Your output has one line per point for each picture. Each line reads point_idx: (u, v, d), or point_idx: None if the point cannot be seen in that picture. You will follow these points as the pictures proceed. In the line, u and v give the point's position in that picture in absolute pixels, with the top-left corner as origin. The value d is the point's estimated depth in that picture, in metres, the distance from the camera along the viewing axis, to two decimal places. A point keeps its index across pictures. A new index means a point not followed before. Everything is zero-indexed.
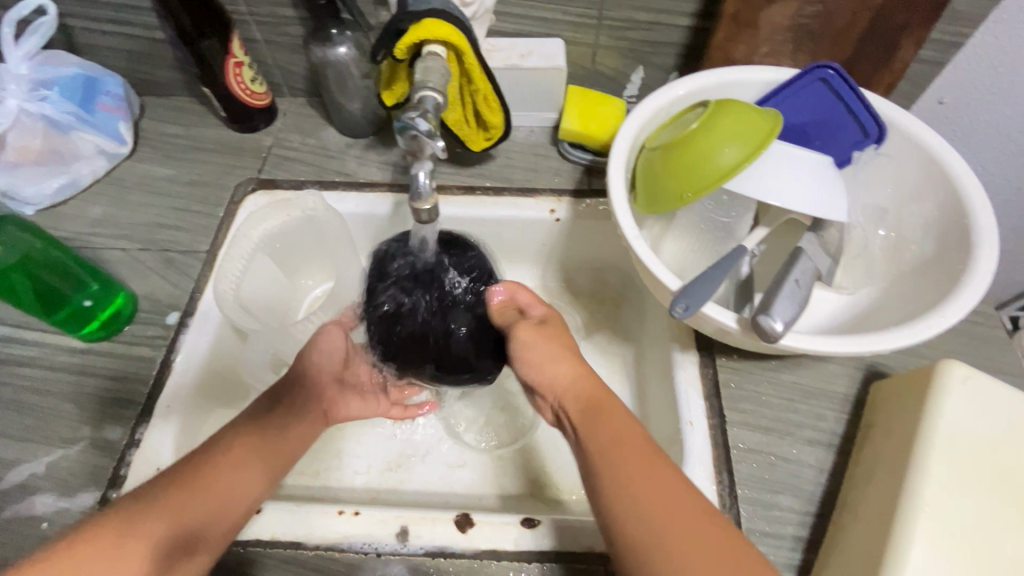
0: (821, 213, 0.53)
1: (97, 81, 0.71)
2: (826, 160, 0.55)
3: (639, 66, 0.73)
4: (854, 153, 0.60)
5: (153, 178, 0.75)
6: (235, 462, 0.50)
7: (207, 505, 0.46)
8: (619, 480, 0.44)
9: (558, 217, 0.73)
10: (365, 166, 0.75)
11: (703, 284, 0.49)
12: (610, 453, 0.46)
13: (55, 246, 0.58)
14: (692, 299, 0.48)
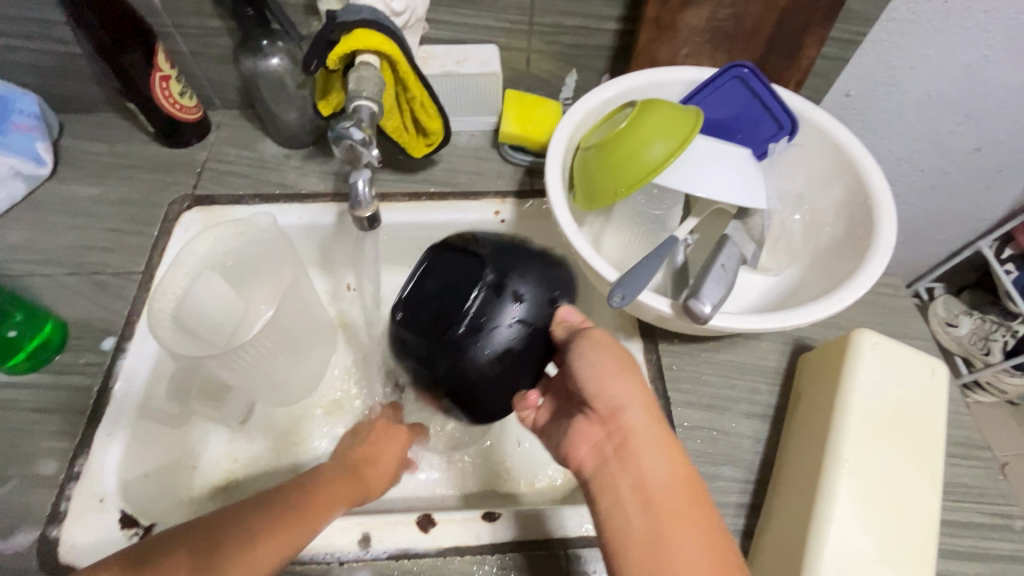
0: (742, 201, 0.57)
1: (9, 100, 0.67)
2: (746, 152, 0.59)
3: (571, 69, 0.76)
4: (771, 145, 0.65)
5: (78, 199, 0.71)
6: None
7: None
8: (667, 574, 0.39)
9: (502, 219, 0.74)
10: (307, 176, 0.75)
11: (638, 274, 0.52)
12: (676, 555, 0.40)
13: None
14: (628, 289, 0.51)
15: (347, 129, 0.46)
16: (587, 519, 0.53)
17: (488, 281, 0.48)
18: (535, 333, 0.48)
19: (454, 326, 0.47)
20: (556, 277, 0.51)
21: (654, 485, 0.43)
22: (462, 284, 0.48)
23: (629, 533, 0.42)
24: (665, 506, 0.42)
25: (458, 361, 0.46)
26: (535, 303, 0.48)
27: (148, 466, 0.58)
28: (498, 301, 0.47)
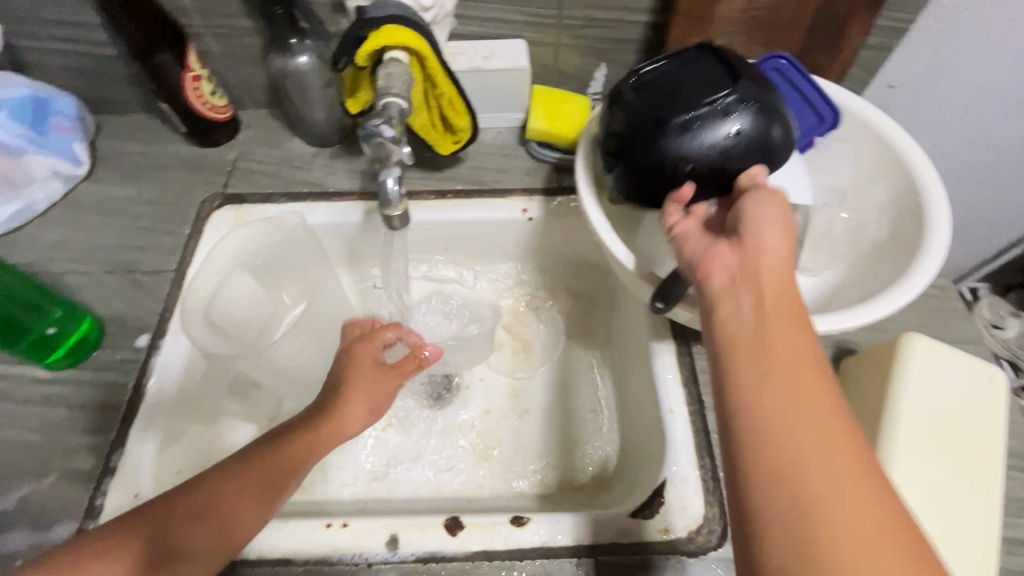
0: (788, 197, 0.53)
1: (48, 101, 0.69)
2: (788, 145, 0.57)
3: (600, 64, 0.75)
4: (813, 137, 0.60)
5: (113, 198, 0.73)
6: (229, 520, 0.44)
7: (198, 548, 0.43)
8: (790, 467, 0.34)
9: (530, 217, 0.73)
10: (334, 175, 0.75)
11: None
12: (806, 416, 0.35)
13: (12, 274, 0.56)
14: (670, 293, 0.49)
15: (377, 126, 0.45)
16: (619, 527, 0.52)
17: (728, 99, 0.47)
18: (722, 169, 0.47)
19: (674, 118, 0.47)
20: (781, 111, 0.49)
21: (787, 362, 0.37)
22: (705, 94, 0.48)
23: (755, 418, 0.36)
24: (793, 388, 0.36)
25: (649, 146, 0.48)
26: (751, 117, 0.47)
27: (181, 461, 0.59)
28: (716, 115, 0.47)
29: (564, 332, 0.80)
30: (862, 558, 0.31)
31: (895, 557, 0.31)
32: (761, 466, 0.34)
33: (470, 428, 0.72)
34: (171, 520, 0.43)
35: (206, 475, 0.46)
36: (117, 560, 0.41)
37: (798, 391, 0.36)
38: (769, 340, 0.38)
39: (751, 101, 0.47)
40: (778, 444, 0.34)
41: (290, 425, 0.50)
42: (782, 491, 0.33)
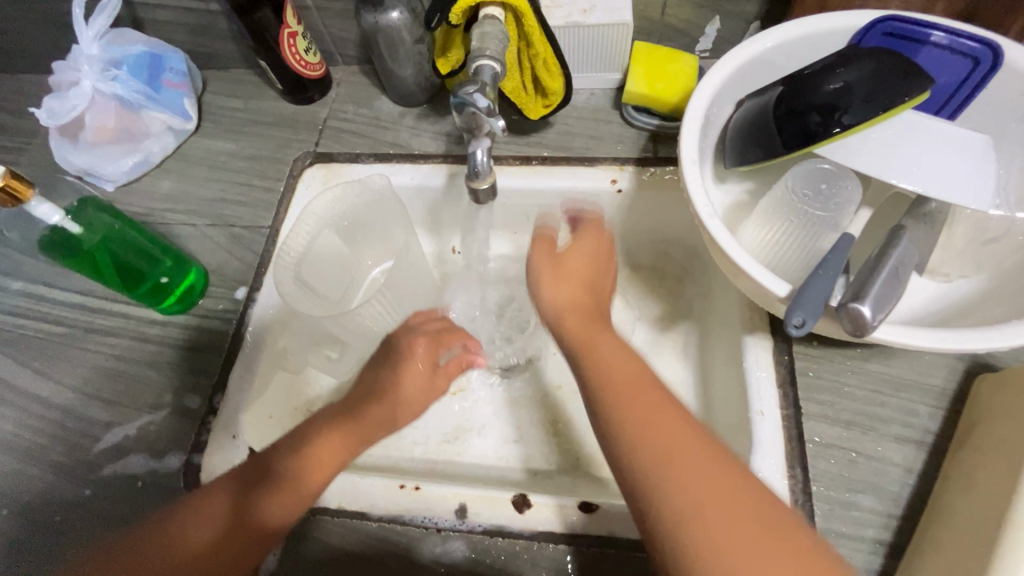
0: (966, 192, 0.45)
1: (161, 58, 0.73)
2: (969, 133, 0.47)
3: (714, 17, 0.66)
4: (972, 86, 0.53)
5: (217, 153, 0.76)
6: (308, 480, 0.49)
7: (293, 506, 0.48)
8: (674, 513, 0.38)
9: (619, 188, 0.68)
10: (419, 136, 0.74)
11: (813, 288, 0.42)
12: (654, 435, 0.41)
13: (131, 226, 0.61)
14: (809, 311, 0.41)
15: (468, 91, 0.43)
16: None
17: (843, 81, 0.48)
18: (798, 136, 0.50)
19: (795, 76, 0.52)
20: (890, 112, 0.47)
21: (638, 386, 0.44)
22: (834, 64, 0.49)
23: (639, 461, 0.40)
24: (648, 405, 0.43)
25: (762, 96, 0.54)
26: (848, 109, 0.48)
27: (273, 407, 0.63)
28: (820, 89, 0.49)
29: (644, 312, 0.76)
30: (727, 522, 0.37)
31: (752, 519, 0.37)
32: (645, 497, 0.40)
33: (540, 402, 0.72)
34: (254, 484, 0.48)
35: (278, 443, 0.51)
36: (214, 512, 0.47)
37: (671, 425, 0.41)
38: (610, 343, 0.47)
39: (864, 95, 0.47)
40: (662, 488, 0.39)
41: (340, 406, 0.53)
42: (668, 519, 0.38)
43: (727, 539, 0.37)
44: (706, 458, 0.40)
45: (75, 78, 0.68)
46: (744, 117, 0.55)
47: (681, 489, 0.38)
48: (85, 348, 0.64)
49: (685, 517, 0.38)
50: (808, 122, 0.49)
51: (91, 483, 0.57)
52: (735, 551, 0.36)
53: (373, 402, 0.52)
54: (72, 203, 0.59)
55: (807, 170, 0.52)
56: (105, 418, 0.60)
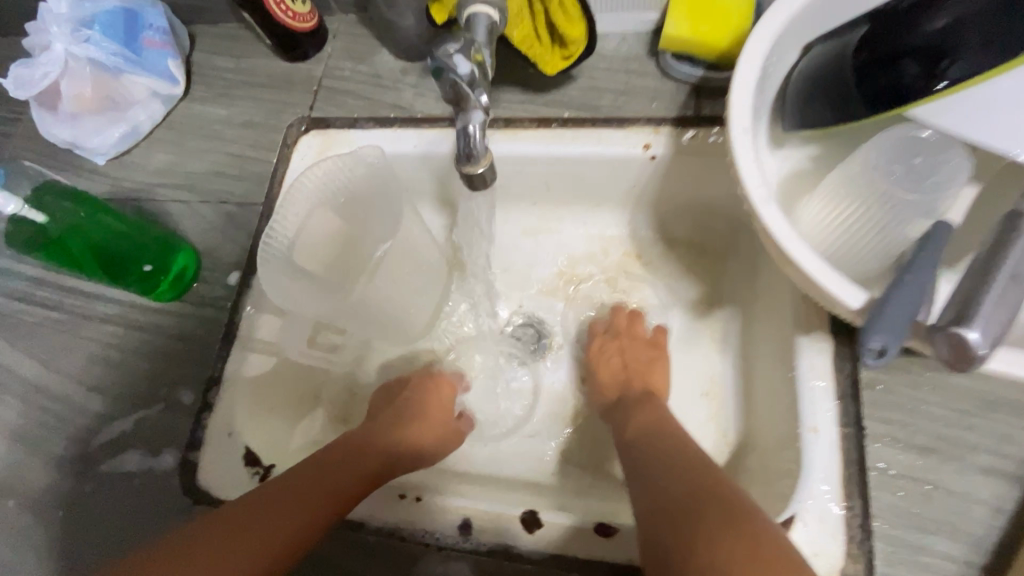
0: None
1: (139, 14, 0.65)
2: None
3: None
4: None
5: (207, 120, 0.70)
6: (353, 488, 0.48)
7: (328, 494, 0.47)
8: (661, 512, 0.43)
9: (653, 155, 0.58)
10: (423, 97, 0.65)
11: (902, 304, 0.32)
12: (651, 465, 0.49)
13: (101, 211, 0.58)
14: (892, 336, 0.32)
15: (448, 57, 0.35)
16: None
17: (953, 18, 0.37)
18: (887, 95, 0.40)
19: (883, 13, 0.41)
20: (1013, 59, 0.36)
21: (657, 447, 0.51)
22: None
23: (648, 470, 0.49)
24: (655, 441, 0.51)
25: (837, 42, 0.43)
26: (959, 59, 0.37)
27: (272, 401, 0.60)
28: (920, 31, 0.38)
29: (679, 296, 0.67)
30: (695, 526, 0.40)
31: (725, 521, 0.39)
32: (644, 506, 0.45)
33: (559, 396, 0.66)
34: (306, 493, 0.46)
35: (327, 453, 0.51)
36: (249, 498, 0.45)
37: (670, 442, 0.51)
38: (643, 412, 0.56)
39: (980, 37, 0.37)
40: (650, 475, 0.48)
41: (376, 429, 0.56)
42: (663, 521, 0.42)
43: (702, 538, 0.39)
44: (677, 478, 0.46)
45: (47, 41, 0.62)
46: (813, 70, 0.44)
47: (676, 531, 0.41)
48: (80, 336, 0.61)
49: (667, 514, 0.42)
50: (901, 76, 0.39)
51: (90, 479, 0.55)
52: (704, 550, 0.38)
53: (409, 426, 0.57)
54: (28, 195, 0.56)
55: (894, 137, 0.41)
56: (102, 411, 0.58)
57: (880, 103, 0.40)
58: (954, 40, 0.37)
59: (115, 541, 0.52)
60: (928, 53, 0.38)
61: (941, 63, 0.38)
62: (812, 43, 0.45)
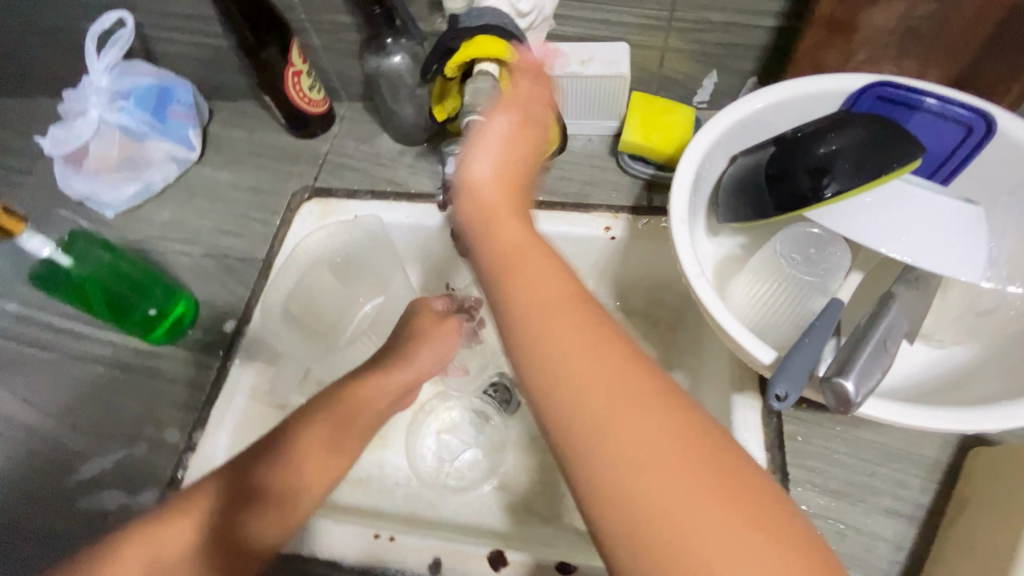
0: (943, 270, 0.46)
1: (170, 90, 0.74)
2: (964, 210, 0.47)
3: (712, 70, 0.68)
4: (958, 152, 0.53)
5: (217, 183, 0.77)
6: (294, 483, 0.44)
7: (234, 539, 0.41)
8: (597, 468, 0.30)
9: (612, 236, 0.69)
10: (417, 175, 0.75)
11: (798, 361, 0.41)
12: (548, 336, 0.34)
13: (121, 258, 0.60)
14: (793, 385, 0.40)
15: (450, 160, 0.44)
16: None
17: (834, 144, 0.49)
18: (790, 198, 0.50)
19: (785, 136, 0.53)
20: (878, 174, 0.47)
21: (550, 298, 0.36)
22: (825, 129, 0.50)
23: (541, 355, 0.34)
24: (558, 312, 0.35)
25: (754, 157, 0.54)
26: (842, 172, 0.48)
27: None
28: (811, 150, 0.50)
29: None
30: (642, 470, 0.29)
31: (665, 471, 0.29)
32: (568, 417, 0.32)
33: (525, 447, 0.71)
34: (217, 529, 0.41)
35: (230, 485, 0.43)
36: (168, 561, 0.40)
37: (571, 335, 0.34)
38: (548, 283, 0.37)
39: (854, 158, 0.48)
40: (560, 372, 0.33)
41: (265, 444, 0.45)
42: (602, 460, 0.30)
43: (650, 483, 0.29)
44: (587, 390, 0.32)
45: (83, 108, 0.70)
46: (739, 177, 0.55)
47: (648, 479, 0.29)
48: (71, 375, 0.64)
49: (600, 432, 0.31)
50: (802, 184, 0.49)
51: (61, 517, 0.56)
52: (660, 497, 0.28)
53: (342, 410, 0.48)
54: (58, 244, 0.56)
55: (795, 231, 0.52)
56: (83, 449, 0.59)
57: (785, 204, 0.51)
58: (835, 159, 0.48)
59: None
60: (819, 166, 0.49)
61: (827, 175, 0.48)
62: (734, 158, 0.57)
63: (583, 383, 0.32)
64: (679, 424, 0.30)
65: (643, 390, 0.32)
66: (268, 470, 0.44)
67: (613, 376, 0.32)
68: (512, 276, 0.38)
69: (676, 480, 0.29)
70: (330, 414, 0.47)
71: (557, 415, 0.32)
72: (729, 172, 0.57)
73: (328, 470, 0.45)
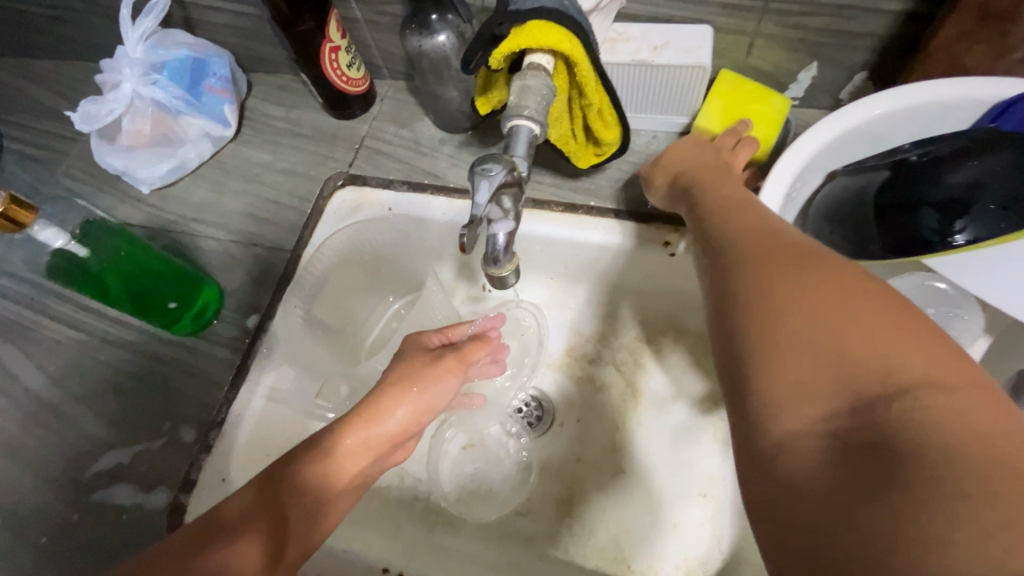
0: None
1: (206, 63, 0.70)
2: None
3: (813, 62, 0.57)
4: None
5: (251, 163, 0.74)
6: (309, 511, 0.41)
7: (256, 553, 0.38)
8: (774, 351, 0.31)
9: (672, 252, 0.61)
10: (458, 167, 0.68)
11: None
12: (748, 267, 0.35)
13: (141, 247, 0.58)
14: None
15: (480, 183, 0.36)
16: None
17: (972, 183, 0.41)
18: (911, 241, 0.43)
19: (909, 154, 0.43)
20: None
21: (743, 231, 0.39)
22: (965, 154, 0.41)
23: (729, 278, 0.35)
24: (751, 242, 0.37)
25: (866, 177, 0.44)
26: (979, 219, 0.41)
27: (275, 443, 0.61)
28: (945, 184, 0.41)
29: (686, 390, 0.67)
30: (826, 346, 0.30)
31: (847, 349, 0.29)
32: (740, 315, 0.33)
33: (556, 470, 0.66)
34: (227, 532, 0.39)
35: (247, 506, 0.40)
36: None
37: (761, 251, 0.36)
38: (744, 220, 0.40)
39: (996, 200, 0.41)
40: (743, 289, 0.34)
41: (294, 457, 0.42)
42: (768, 348, 0.31)
43: (835, 350, 0.30)
44: (774, 287, 0.33)
45: (116, 80, 0.66)
46: (841, 203, 0.46)
47: (786, 340, 0.31)
48: (97, 359, 0.63)
49: (772, 321, 0.32)
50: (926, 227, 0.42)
51: (79, 507, 0.55)
52: (843, 371, 0.29)
53: (364, 427, 0.44)
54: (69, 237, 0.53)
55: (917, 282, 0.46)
56: (104, 438, 0.58)
57: (900, 245, 0.44)
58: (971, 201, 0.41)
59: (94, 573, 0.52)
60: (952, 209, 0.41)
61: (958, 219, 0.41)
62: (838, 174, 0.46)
63: (767, 289, 0.33)
64: (857, 301, 0.31)
65: (825, 285, 0.32)
66: (302, 469, 0.42)
67: (790, 268, 0.33)
68: (719, 220, 0.42)
69: (858, 340, 0.29)
70: (356, 432, 0.44)
71: (734, 320, 0.34)
72: (830, 191, 0.46)
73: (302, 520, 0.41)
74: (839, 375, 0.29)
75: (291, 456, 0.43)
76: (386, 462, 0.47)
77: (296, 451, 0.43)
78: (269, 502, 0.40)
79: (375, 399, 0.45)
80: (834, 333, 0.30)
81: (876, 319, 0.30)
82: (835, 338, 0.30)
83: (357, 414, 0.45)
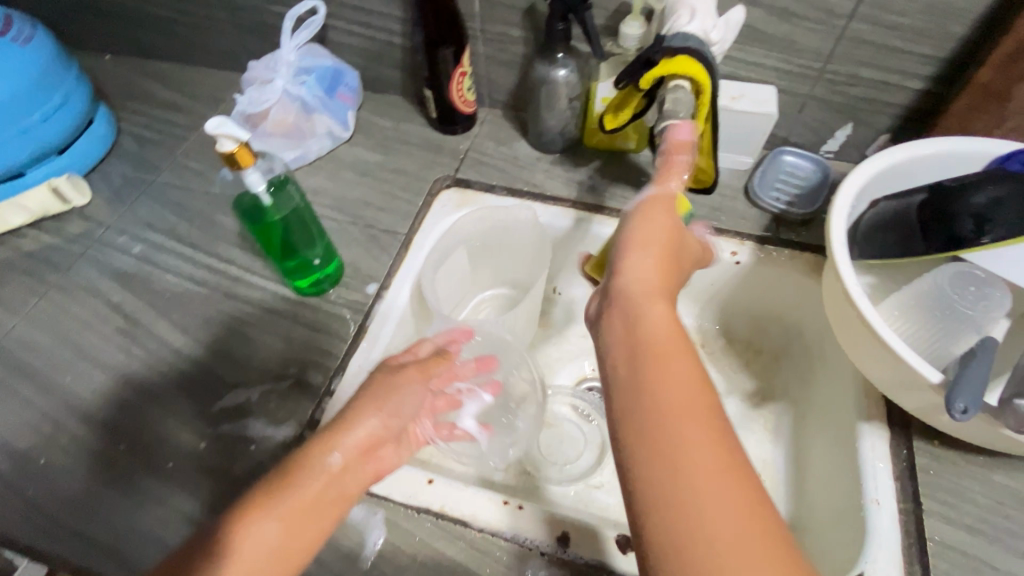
0: None
1: (340, 73, 0.82)
2: None
3: (849, 123, 0.73)
4: None
5: (363, 161, 0.83)
6: (274, 516, 0.43)
7: (237, 565, 0.41)
8: (669, 459, 0.34)
9: (738, 261, 0.72)
10: (552, 180, 0.79)
11: (976, 379, 0.45)
12: (663, 364, 0.38)
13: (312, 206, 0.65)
14: (972, 400, 0.44)
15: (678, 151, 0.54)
16: None
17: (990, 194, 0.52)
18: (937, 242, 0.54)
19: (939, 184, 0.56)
20: None
21: (674, 374, 0.37)
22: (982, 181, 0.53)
23: (644, 328, 0.40)
24: (656, 382, 0.37)
25: (902, 204, 0.58)
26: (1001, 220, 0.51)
27: None
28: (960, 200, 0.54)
29: (737, 387, 0.76)
30: (682, 421, 0.35)
31: (728, 475, 0.33)
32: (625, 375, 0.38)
33: None
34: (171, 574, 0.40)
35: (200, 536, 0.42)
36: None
37: (669, 378, 0.37)
38: (657, 314, 0.41)
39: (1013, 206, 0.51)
40: (623, 379, 0.38)
41: (286, 476, 0.46)
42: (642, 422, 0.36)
43: (699, 477, 0.33)
44: (666, 325, 0.40)
45: (269, 77, 0.77)
46: (881, 222, 0.59)
47: (667, 492, 0.33)
48: (220, 312, 0.68)
49: (682, 487, 0.33)
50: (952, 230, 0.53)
51: (207, 437, 0.60)
52: (687, 494, 0.33)
53: (338, 432, 0.49)
54: (282, 174, 0.62)
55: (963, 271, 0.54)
56: (232, 379, 0.63)
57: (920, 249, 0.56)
58: (995, 207, 0.52)
59: (225, 494, 0.56)
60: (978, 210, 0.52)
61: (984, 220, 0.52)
62: (873, 202, 0.60)
63: (663, 422, 0.35)
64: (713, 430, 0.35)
65: (705, 413, 0.36)
66: (268, 490, 0.45)
67: (690, 397, 0.36)
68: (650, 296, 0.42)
69: (718, 478, 0.33)
70: (314, 455, 0.47)
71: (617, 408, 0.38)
72: (872, 216, 0.60)
73: (258, 546, 0.41)
74: (697, 509, 0.32)
75: (320, 449, 0.47)
76: (365, 467, 0.49)
77: (292, 458, 0.47)
78: (255, 517, 0.43)
79: (333, 429, 0.49)
80: (683, 413, 0.35)
81: (691, 416, 0.35)
82: (664, 451, 0.34)
83: (356, 413, 0.50)
